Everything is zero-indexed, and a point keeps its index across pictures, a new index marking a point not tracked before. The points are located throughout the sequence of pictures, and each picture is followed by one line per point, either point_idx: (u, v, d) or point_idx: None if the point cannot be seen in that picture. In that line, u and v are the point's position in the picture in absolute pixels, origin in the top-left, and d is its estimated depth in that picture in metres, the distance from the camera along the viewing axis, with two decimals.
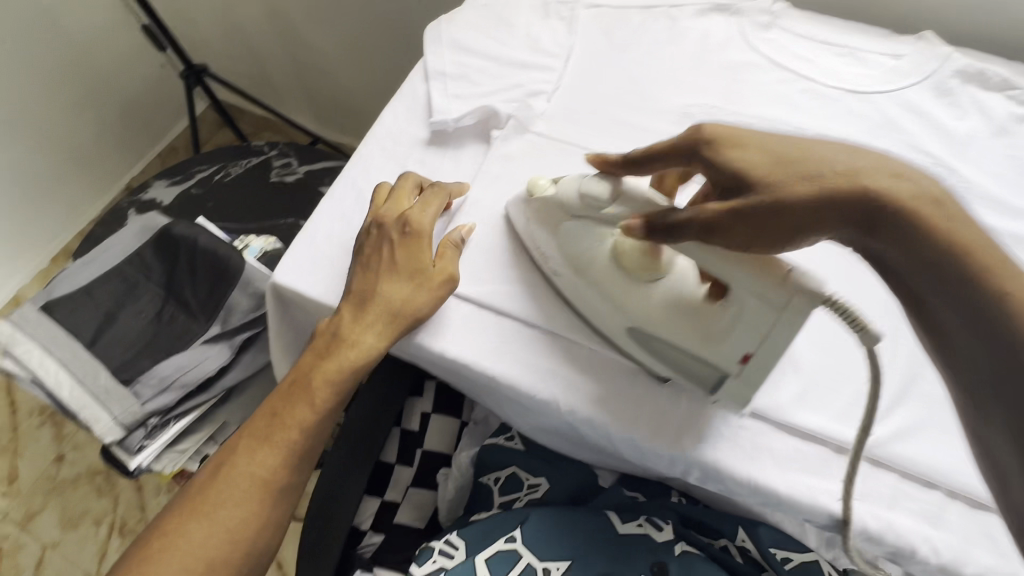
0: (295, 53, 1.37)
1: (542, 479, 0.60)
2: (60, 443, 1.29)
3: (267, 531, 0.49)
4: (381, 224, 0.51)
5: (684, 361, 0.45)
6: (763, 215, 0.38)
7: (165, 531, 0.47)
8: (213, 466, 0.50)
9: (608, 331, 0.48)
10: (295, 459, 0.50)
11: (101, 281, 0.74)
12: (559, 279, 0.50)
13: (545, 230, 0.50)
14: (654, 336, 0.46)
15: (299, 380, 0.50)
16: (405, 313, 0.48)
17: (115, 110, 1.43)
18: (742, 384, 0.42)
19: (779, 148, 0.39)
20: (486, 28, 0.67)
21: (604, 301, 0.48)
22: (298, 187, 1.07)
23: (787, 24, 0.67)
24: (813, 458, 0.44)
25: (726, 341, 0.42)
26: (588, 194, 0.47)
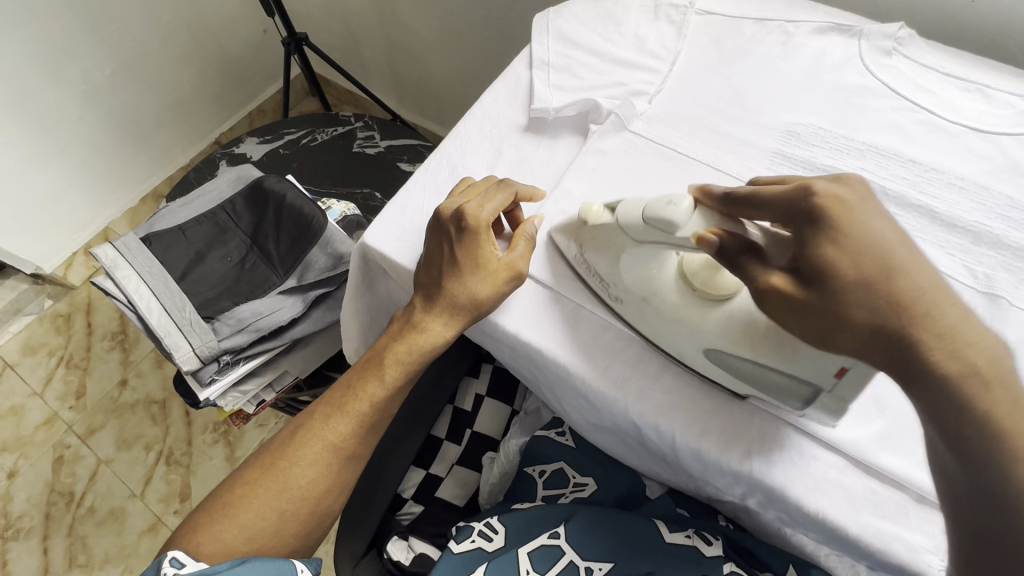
0: (389, 31, 1.41)
1: (590, 479, 0.61)
2: (126, 369, 1.38)
3: (332, 494, 0.51)
4: (439, 219, 0.49)
5: (774, 382, 0.43)
6: (811, 308, 0.37)
7: (244, 481, 0.50)
8: (292, 427, 0.53)
9: (679, 352, 0.47)
10: (364, 429, 0.51)
11: (195, 222, 0.79)
12: (624, 305, 0.49)
13: (602, 255, 0.48)
14: (730, 355, 0.44)
15: (374, 358, 0.52)
16: (471, 307, 0.48)
17: (216, 67, 1.52)
18: (838, 397, 0.40)
19: (873, 262, 0.36)
20: (593, 23, 0.67)
21: (680, 327, 0.46)
22: (379, 160, 1.11)
23: (911, 51, 0.63)
24: (891, 503, 0.42)
25: (814, 363, 0.40)
26: (658, 219, 0.43)
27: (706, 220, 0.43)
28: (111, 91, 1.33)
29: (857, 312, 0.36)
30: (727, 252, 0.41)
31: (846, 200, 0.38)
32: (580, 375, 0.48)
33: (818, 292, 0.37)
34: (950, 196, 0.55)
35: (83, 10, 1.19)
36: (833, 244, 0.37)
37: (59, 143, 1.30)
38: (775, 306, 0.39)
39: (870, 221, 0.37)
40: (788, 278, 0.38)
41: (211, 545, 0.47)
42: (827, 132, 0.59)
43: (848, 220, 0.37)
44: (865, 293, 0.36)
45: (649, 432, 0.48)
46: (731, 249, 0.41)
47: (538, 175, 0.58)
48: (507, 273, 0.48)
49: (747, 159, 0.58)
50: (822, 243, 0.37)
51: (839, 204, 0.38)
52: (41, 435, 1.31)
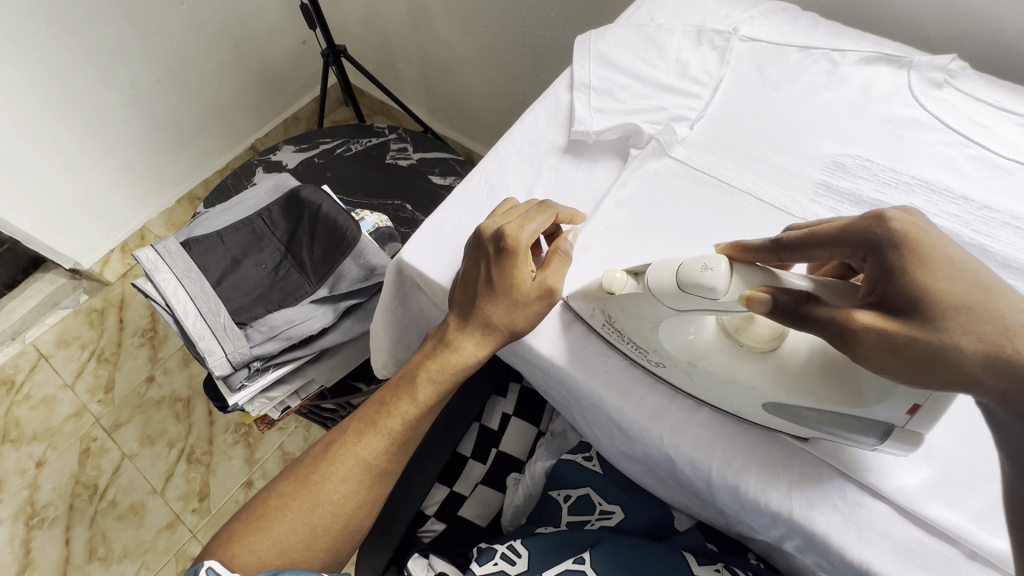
0: (424, 45, 1.43)
1: (617, 507, 0.60)
2: (153, 366, 1.41)
3: (363, 510, 0.52)
4: (478, 239, 0.49)
5: (839, 426, 0.41)
6: (918, 347, 0.35)
7: (279, 494, 0.51)
8: (325, 442, 0.53)
9: (735, 408, 0.44)
10: (395, 447, 0.52)
11: (232, 228, 0.80)
12: (666, 370, 0.46)
13: (634, 323, 0.45)
14: (794, 405, 0.42)
15: (406, 377, 0.52)
16: (505, 327, 0.48)
17: (256, 75, 1.56)
18: (911, 430, 0.40)
19: (968, 287, 0.35)
20: (635, 47, 0.67)
21: (733, 383, 0.43)
22: (410, 172, 1.12)
23: (963, 83, 0.61)
24: (939, 557, 0.40)
25: (891, 403, 0.39)
26: (695, 287, 0.39)
27: (746, 284, 0.39)
28: (156, 96, 1.38)
29: (967, 346, 0.34)
30: (782, 307, 0.38)
31: (919, 225, 0.37)
32: (614, 405, 0.47)
33: (923, 320, 0.35)
34: (1006, 235, 0.53)
35: (135, 18, 1.24)
36: (925, 270, 0.36)
37: (103, 144, 1.35)
38: (876, 349, 0.35)
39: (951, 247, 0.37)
40: (882, 315, 0.36)
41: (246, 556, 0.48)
42: (874, 165, 0.58)
43: (923, 242, 0.37)
44: (965, 321, 0.35)
45: (684, 467, 0.47)
46: (789, 303, 0.37)
47: (576, 198, 0.58)
48: (538, 292, 0.48)
49: (791, 188, 0.58)
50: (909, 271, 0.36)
51: (910, 230, 0.37)
52: (70, 426, 1.34)
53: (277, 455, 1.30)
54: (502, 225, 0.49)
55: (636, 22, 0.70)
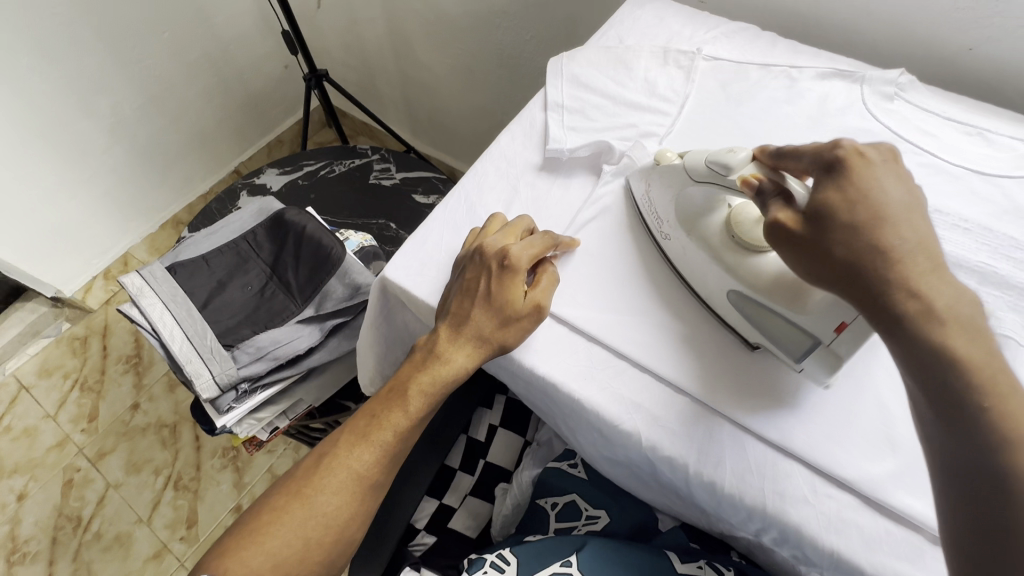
0: (405, 67, 1.46)
1: (602, 512, 0.61)
2: (138, 392, 1.40)
3: (356, 523, 0.53)
4: (481, 255, 0.52)
5: (781, 332, 0.47)
6: (807, 244, 0.39)
7: (272, 508, 0.52)
8: (316, 455, 0.54)
9: (708, 293, 0.51)
10: (387, 458, 0.53)
11: (218, 251, 0.82)
12: (670, 243, 0.54)
13: (665, 194, 0.54)
14: (751, 300, 0.48)
15: (396, 387, 0.53)
16: (494, 340, 0.51)
17: (238, 100, 1.58)
18: (834, 350, 0.44)
19: (865, 209, 0.38)
20: (605, 67, 0.71)
21: (711, 261, 0.51)
22: (393, 192, 1.14)
23: (912, 96, 0.66)
24: (905, 544, 0.42)
25: (817, 314, 0.44)
26: (715, 161, 0.49)
27: (758, 169, 0.47)
28: (138, 124, 1.39)
29: (839, 250, 0.38)
30: (763, 194, 0.45)
31: (865, 156, 0.40)
32: (594, 410, 0.49)
33: (819, 225, 0.39)
34: (957, 237, 0.56)
35: (116, 48, 1.26)
36: (837, 189, 0.40)
37: (85, 172, 1.35)
38: (780, 241, 0.41)
39: (879, 180, 0.39)
40: (796, 217, 0.41)
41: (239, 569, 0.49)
42: None
43: (857, 171, 0.40)
44: (846, 234, 0.38)
45: (663, 466, 0.48)
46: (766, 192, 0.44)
47: (553, 212, 0.60)
48: (529, 310, 0.50)
49: None
50: (829, 187, 0.40)
51: (856, 158, 0.41)
52: (52, 457, 1.32)
53: (266, 478, 1.29)
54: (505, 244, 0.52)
55: (606, 44, 0.73)
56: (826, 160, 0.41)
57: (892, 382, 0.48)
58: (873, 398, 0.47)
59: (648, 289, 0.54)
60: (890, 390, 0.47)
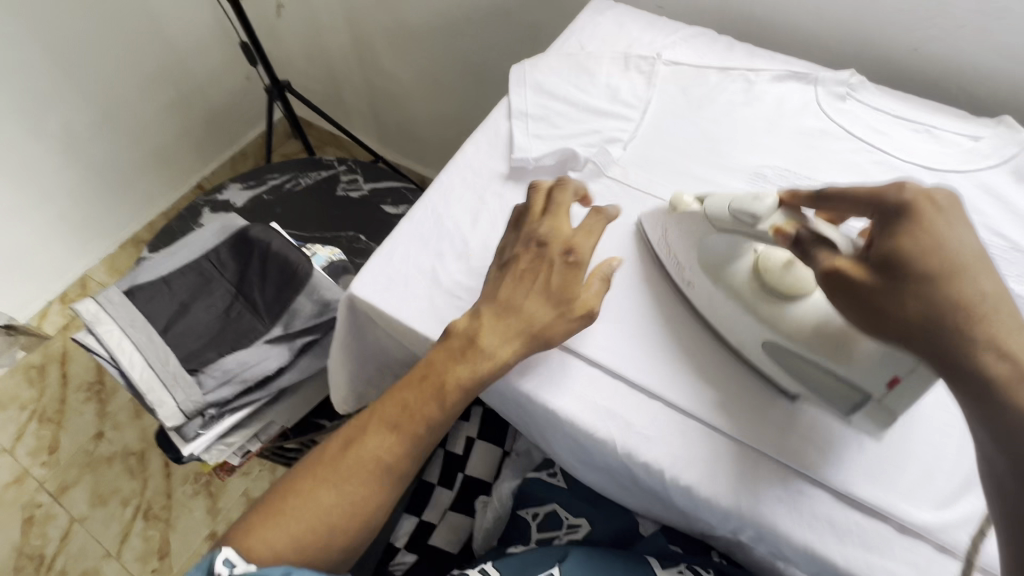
0: (370, 76, 1.45)
1: (583, 520, 0.61)
2: (101, 420, 1.34)
3: (381, 510, 0.50)
4: (543, 249, 0.51)
5: (827, 384, 0.45)
6: (874, 296, 0.38)
7: (294, 494, 0.49)
8: (343, 438, 0.51)
9: (740, 343, 0.50)
10: (417, 449, 0.50)
11: (179, 272, 0.79)
12: (693, 291, 0.52)
13: (687, 243, 0.53)
14: (791, 351, 0.46)
15: (430, 375, 0.49)
16: (540, 336, 0.49)
17: (198, 114, 1.54)
18: (886, 405, 0.43)
19: (943, 261, 0.37)
20: (567, 75, 0.71)
21: (743, 312, 0.49)
22: (362, 203, 1.13)
23: (863, 96, 0.68)
24: (875, 534, 0.43)
25: (865, 368, 0.42)
26: (742, 209, 0.47)
27: (788, 217, 0.46)
28: (92, 141, 1.34)
29: (915, 305, 0.36)
30: (802, 243, 0.43)
31: (936, 201, 0.39)
32: (570, 420, 0.49)
33: (892, 276, 0.37)
34: None
35: (64, 62, 1.21)
36: (910, 237, 0.38)
37: (36, 193, 1.29)
38: (841, 291, 0.39)
39: (946, 230, 0.38)
40: (859, 266, 0.39)
41: (261, 551, 0.47)
42: (793, 174, 0.62)
43: (931, 219, 0.38)
44: (926, 288, 0.36)
45: (640, 472, 0.48)
46: (806, 240, 0.42)
47: None
48: (582, 313, 0.49)
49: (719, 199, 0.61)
50: (898, 236, 0.38)
51: (927, 204, 0.39)
52: (10, 494, 1.25)
53: (241, 502, 1.25)
54: (564, 236, 0.52)
55: (568, 51, 0.74)
56: (885, 208, 0.40)
57: None
58: None
59: (617, 295, 0.55)
60: None
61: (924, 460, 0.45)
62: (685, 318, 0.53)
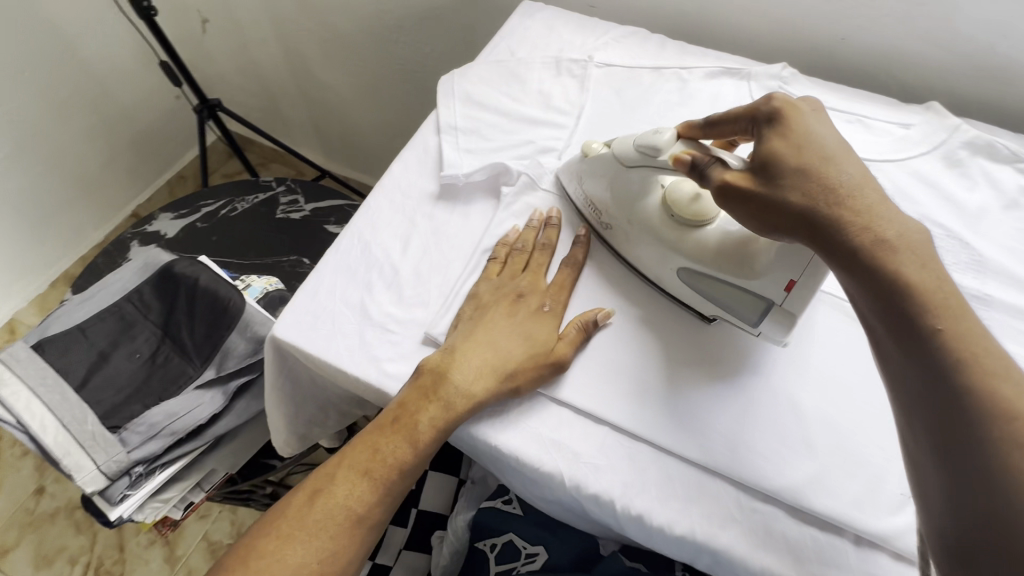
0: (307, 89, 1.39)
1: (541, 548, 0.58)
2: (42, 474, 1.25)
3: (352, 572, 0.44)
4: (521, 299, 0.51)
5: (734, 297, 0.47)
6: (759, 198, 0.40)
7: (249, 560, 0.42)
8: (304, 491, 0.45)
9: (658, 277, 0.51)
10: (389, 497, 0.45)
11: (96, 319, 0.72)
12: (611, 232, 0.54)
13: (597, 185, 0.54)
14: (702, 273, 0.48)
15: (402, 416, 0.45)
16: (515, 379, 0.46)
17: (126, 138, 1.45)
18: (787, 310, 0.44)
19: (812, 152, 0.40)
20: (497, 83, 0.68)
21: (656, 242, 0.50)
22: (303, 225, 1.07)
23: (796, 89, 0.67)
24: (831, 548, 0.42)
25: (768, 275, 0.44)
26: (647, 144, 0.50)
27: (686, 147, 0.49)
28: (6, 177, 1.24)
29: (794, 195, 0.39)
30: (698, 167, 0.45)
31: (797, 109, 0.43)
32: (513, 456, 0.46)
33: (769, 177, 0.40)
34: None
35: None
36: (780, 138, 0.41)
37: None
38: (735, 201, 0.42)
39: (816, 125, 0.41)
40: (745, 174, 0.42)
41: None
42: None
43: (795, 120, 0.42)
44: (800, 178, 0.39)
45: (593, 504, 0.46)
46: (701, 163, 0.45)
47: (454, 243, 0.57)
48: (552, 362, 0.47)
49: None
50: (772, 138, 0.41)
51: (790, 111, 0.43)
52: None
53: (201, 547, 1.18)
54: (540, 290, 0.52)
55: (497, 58, 0.71)
56: (758, 119, 0.44)
57: (800, 380, 0.48)
58: (786, 401, 0.47)
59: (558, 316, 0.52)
60: (803, 390, 0.47)
61: (875, 464, 0.44)
62: (630, 332, 0.51)
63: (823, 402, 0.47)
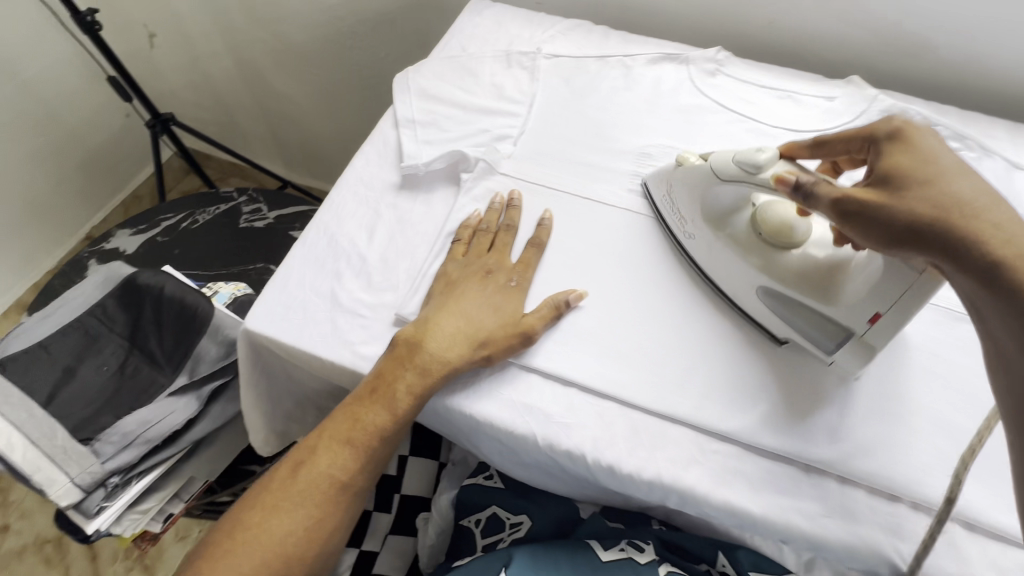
0: (262, 101, 1.38)
1: (525, 516, 0.60)
2: (5, 511, 1.20)
3: (340, 529, 0.50)
4: (491, 275, 0.53)
5: (813, 322, 0.48)
6: (879, 212, 0.40)
7: (245, 525, 0.48)
8: (292, 460, 0.49)
9: (734, 290, 0.52)
10: (371, 462, 0.49)
11: (59, 334, 0.71)
12: (692, 241, 0.55)
13: (687, 196, 0.54)
14: (782, 293, 0.49)
15: (379, 385, 0.48)
16: (489, 346, 0.49)
17: (76, 159, 1.41)
18: (868, 340, 0.46)
19: (934, 168, 0.41)
20: (451, 78, 0.71)
21: (739, 260, 0.51)
22: (268, 233, 1.07)
23: (730, 70, 0.72)
24: (783, 477, 0.46)
25: (853, 307, 0.46)
26: (747, 160, 0.49)
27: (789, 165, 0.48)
28: None
29: (915, 208, 0.39)
30: (805, 187, 0.45)
31: (915, 128, 0.44)
32: (488, 423, 0.48)
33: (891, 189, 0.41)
34: None
35: None
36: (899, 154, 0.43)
37: None
38: (853, 214, 0.41)
39: (935, 143, 0.43)
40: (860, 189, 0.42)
41: None
42: (675, 150, 0.65)
43: (915, 138, 0.43)
44: (924, 193, 0.39)
45: (564, 459, 0.48)
46: (809, 183, 0.44)
47: (419, 230, 0.59)
48: (520, 333, 0.49)
49: (610, 182, 0.63)
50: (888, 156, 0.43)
51: (907, 131, 0.44)
52: None
53: None
54: (507, 268, 0.54)
55: (450, 54, 0.74)
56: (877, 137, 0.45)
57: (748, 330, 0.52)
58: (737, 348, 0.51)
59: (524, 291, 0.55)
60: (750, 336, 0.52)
61: (822, 399, 0.48)
62: (590, 301, 0.54)
63: (831, 369, 0.50)
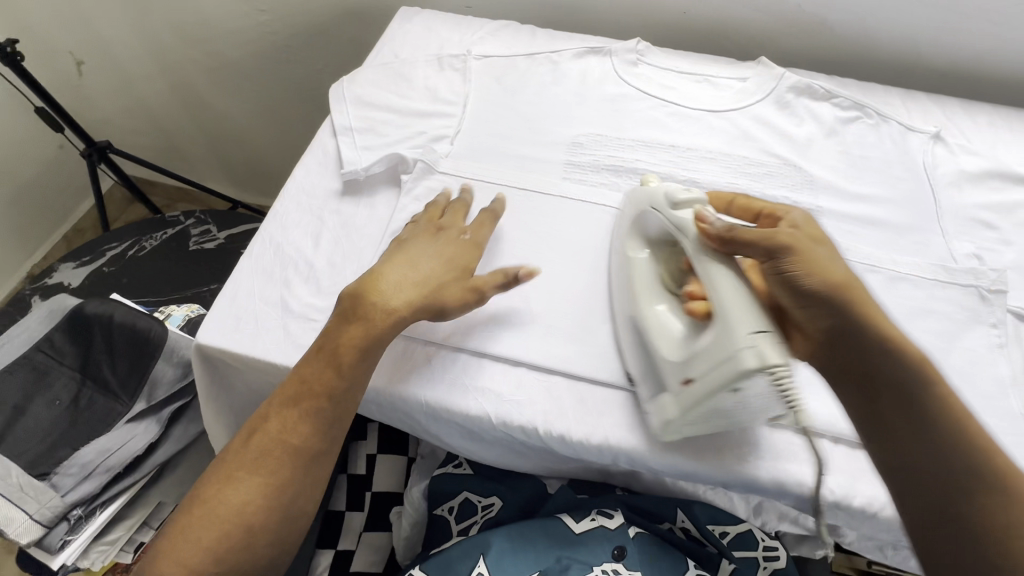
0: (203, 123, 1.36)
1: (495, 497, 0.63)
2: None
3: (301, 496, 0.49)
4: (445, 229, 0.56)
5: (653, 368, 0.49)
6: (800, 276, 0.45)
7: (199, 501, 0.47)
8: (245, 432, 0.49)
9: (619, 314, 0.54)
10: (325, 426, 0.49)
11: (5, 373, 0.69)
12: (614, 259, 0.56)
13: (627, 217, 0.55)
14: (643, 334, 0.50)
15: (325, 344, 0.49)
16: (437, 295, 0.51)
17: (9, 197, 1.36)
18: (674, 402, 0.46)
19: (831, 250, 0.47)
20: (385, 84, 0.72)
21: (630, 292, 0.52)
22: (219, 254, 1.06)
23: (651, 59, 0.76)
24: (721, 426, 0.50)
25: (676, 365, 0.46)
26: (680, 192, 0.49)
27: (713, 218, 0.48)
28: None
29: (830, 280, 0.45)
30: (716, 235, 0.46)
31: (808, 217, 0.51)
32: (445, 405, 0.51)
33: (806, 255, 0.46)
34: (702, 166, 0.67)
35: None
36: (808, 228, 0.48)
37: None
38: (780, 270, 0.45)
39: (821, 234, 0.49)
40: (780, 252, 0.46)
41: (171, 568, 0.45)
42: (604, 137, 0.69)
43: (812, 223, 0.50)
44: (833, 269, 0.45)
45: (518, 431, 0.51)
46: (721, 231, 0.45)
47: (364, 233, 0.60)
48: (472, 289, 0.52)
49: (544, 173, 0.66)
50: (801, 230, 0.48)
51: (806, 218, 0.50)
52: None
53: None
54: (460, 224, 0.57)
55: (383, 61, 0.76)
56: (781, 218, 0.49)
57: None
58: None
59: None
60: None
61: None
62: (532, 286, 0.57)
63: None
